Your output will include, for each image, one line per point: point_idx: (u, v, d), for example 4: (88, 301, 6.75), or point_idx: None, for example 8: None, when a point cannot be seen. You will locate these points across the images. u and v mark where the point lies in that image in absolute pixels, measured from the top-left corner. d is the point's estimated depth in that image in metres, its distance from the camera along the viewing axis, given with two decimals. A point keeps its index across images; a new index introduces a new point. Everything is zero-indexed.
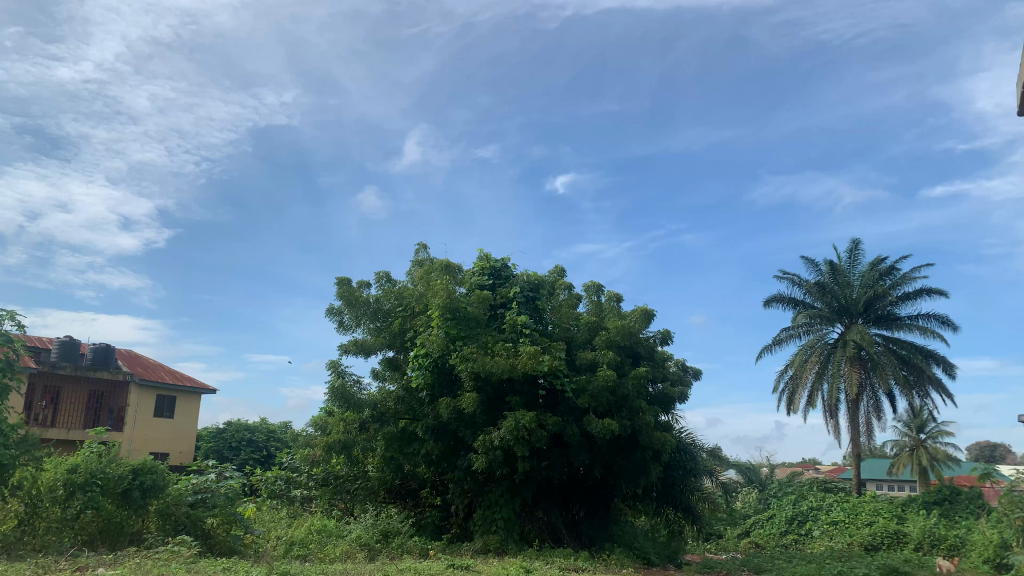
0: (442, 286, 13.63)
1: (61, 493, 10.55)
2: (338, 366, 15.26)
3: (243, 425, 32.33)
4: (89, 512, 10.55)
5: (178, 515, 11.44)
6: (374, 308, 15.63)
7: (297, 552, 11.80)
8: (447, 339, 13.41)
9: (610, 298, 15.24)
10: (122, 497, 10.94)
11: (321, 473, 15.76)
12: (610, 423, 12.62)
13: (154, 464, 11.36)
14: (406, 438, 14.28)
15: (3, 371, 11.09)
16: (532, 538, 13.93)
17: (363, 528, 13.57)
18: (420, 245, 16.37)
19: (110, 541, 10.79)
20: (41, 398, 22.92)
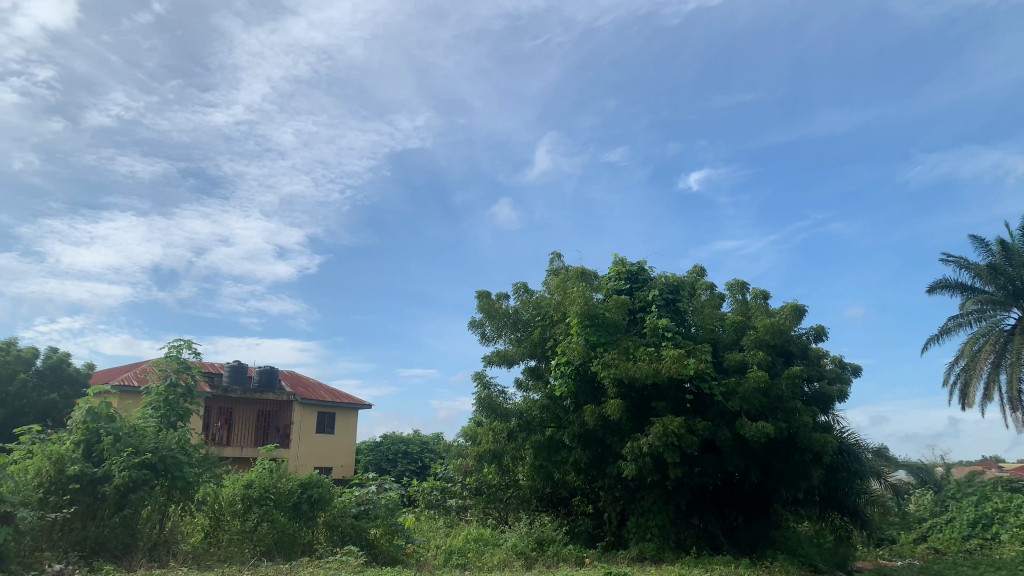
0: (579, 293, 13.67)
1: (240, 507, 11.40)
2: (482, 377, 15.62)
3: (399, 437, 33.68)
4: (264, 525, 11.33)
5: (344, 526, 12.08)
6: (514, 318, 15.93)
7: (456, 561, 12.11)
8: (588, 346, 13.42)
9: (756, 295, 14.72)
10: (293, 510, 11.71)
11: (474, 482, 16.16)
12: (764, 426, 12.17)
13: (319, 479, 12.13)
14: (553, 447, 14.34)
15: (185, 396, 12.16)
16: (689, 546, 13.64)
17: (518, 536, 13.74)
18: (555, 254, 16.50)
19: (285, 551, 11.39)
20: (217, 419, 24.87)
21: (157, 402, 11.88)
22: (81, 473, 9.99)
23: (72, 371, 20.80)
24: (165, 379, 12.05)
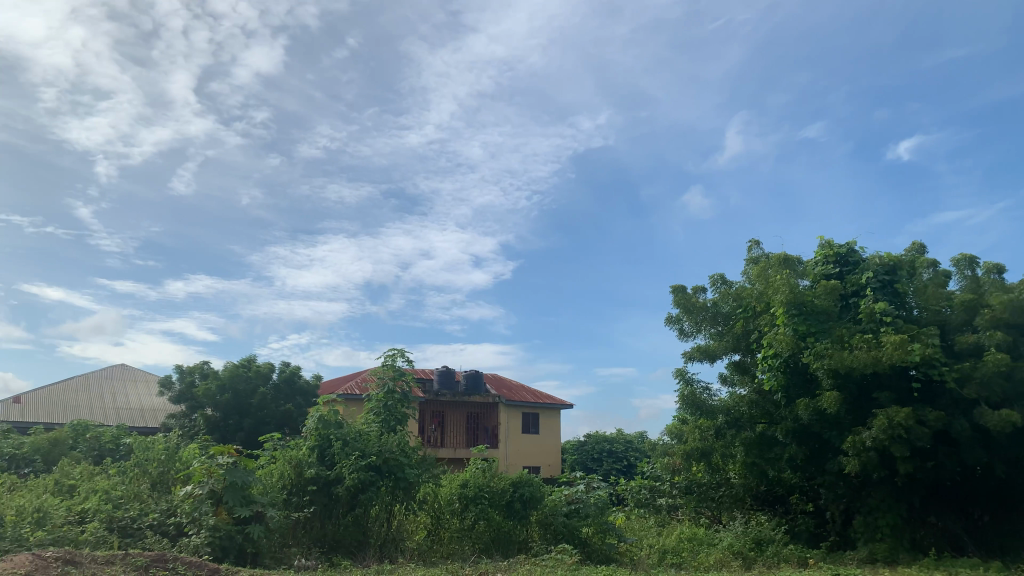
0: (784, 281, 13.03)
1: (457, 506, 11.93)
2: (684, 373, 15.35)
3: (603, 436, 33.80)
4: (481, 523, 11.82)
5: (556, 525, 12.31)
6: (713, 312, 15.52)
7: (671, 560, 11.94)
8: (796, 337, 12.76)
9: (989, 270, 13.23)
10: (507, 508, 12.14)
11: (683, 481, 15.86)
12: (1008, 414, 10.94)
13: (529, 478, 12.48)
14: (766, 443, 13.77)
15: (402, 402, 12.96)
16: (927, 547, 12.52)
17: (734, 536, 13.30)
18: (752, 241, 15.84)
19: (503, 548, 11.80)
20: (431, 422, 26.27)
21: (378, 408, 12.74)
22: (316, 475, 10.96)
23: (303, 382, 22.85)
24: (383, 387, 12.95)
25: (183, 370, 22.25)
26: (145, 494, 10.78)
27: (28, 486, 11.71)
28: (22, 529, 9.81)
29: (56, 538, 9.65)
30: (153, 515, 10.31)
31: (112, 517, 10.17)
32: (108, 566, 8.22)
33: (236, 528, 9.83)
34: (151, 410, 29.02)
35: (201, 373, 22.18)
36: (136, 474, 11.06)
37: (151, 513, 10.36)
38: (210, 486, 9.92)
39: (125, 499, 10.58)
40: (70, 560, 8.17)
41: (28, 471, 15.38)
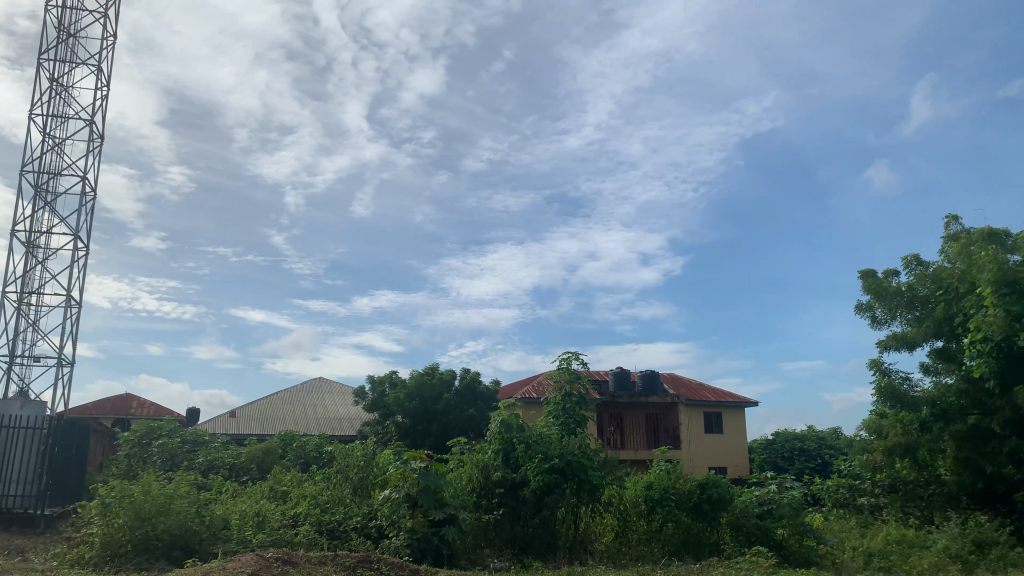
0: (989, 258, 11.92)
1: (644, 508, 11.84)
2: (880, 364, 14.40)
3: (793, 434, 32.30)
4: (670, 525, 11.64)
5: (748, 526, 11.90)
6: (909, 297, 14.45)
7: (878, 564, 11.17)
8: (1009, 319, 11.45)
9: None
10: (695, 511, 11.85)
11: (886, 479, 14.76)
12: None
13: (716, 479, 12.11)
14: (981, 437, 12.78)
15: (581, 404, 13.03)
16: None
17: (950, 537, 12.25)
18: (949, 216, 14.58)
19: (694, 550, 11.55)
20: (610, 424, 26.30)
21: (557, 410, 12.89)
22: (503, 478, 11.25)
23: (484, 388, 23.52)
24: (560, 390, 13.08)
25: (374, 380, 23.61)
26: (348, 499, 11.52)
27: (249, 493, 12.87)
28: (245, 532, 10.79)
29: (274, 540, 10.54)
30: (356, 518, 11.00)
31: (321, 520, 10.97)
32: (320, 566, 8.85)
33: (431, 530, 10.28)
34: (348, 419, 31.05)
35: (390, 383, 23.42)
36: (339, 479, 11.82)
37: (355, 516, 11.07)
38: (405, 490, 10.44)
39: (330, 503, 11.37)
40: (288, 560, 8.88)
41: (247, 478, 16.92)
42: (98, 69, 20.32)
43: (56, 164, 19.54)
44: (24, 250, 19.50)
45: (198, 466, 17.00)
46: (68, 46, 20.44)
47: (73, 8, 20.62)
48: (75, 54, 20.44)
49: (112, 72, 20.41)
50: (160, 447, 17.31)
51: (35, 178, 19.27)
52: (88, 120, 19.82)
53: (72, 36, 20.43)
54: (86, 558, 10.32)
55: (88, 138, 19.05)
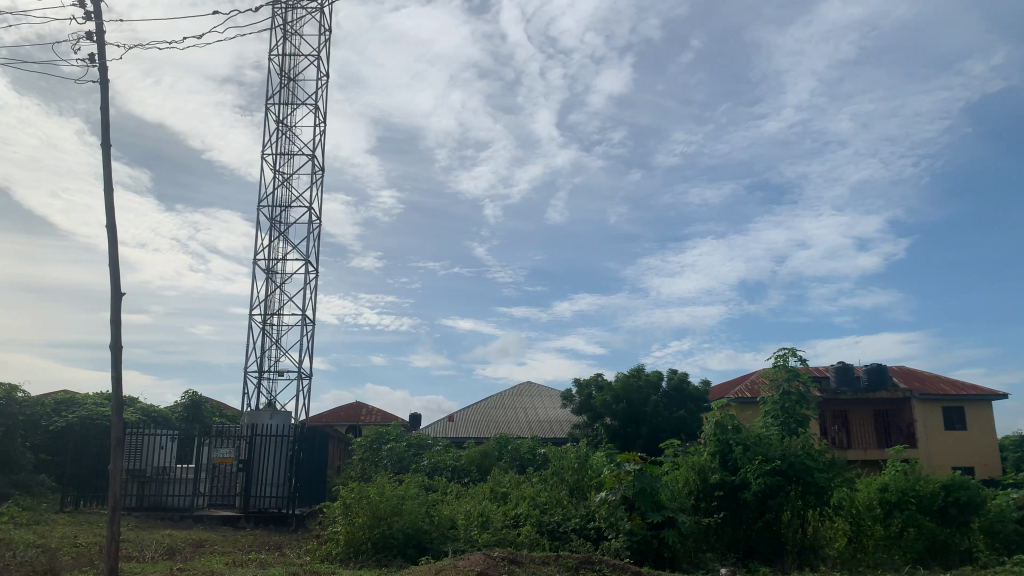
0: None
1: (880, 511, 11.03)
2: None
3: None
4: (911, 530, 10.74)
5: (1005, 532, 11.06)
6: None
7: None
8: None
9: None
10: (941, 515, 10.88)
11: None
12: None
13: (963, 481, 11.05)
14: None
15: (801, 404, 12.38)
16: None
17: None
18: None
19: (941, 559, 10.63)
20: (833, 423, 24.88)
21: (775, 410, 12.36)
22: (722, 480, 10.91)
23: (693, 388, 22.99)
24: (778, 388, 12.49)
25: (580, 384, 23.84)
26: (566, 500, 11.73)
27: (472, 493, 13.52)
28: (472, 532, 11.31)
29: (498, 539, 10.98)
30: (574, 519, 11.19)
31: (541, 521, 11.29)
32: (544, 566, 9.09)
33: (651, 532, 10.23)
34: (557, 421, 31.61)
35: (596, 385, 23.58)
36: (556, 481, 12.07)
37: (573, 518, 11.25)
38: (621, 493, 10.45)
39: (549, 505, 11.65)
40: (513, 560, 9.20)
41: (467, 479, 17.73)
42: (315, 107, 22.28)
43: (285, 198, 21.64)
44: (265, 276, 21.78)
45: (423, 468, 18.13)
46: (289, 89, 22.61)
47: (291, 54, 22.80)
48: (296, 95, 22.58)
49: (327, 107, 22.14)
50: (389, 451, 18.64)
51: (270, 211, 21.47)
52: (309, 155, 21.80)
53: (291, 80, 22.57)
54: (333, 554, 11.35)
55: (311, 171, 20.93)
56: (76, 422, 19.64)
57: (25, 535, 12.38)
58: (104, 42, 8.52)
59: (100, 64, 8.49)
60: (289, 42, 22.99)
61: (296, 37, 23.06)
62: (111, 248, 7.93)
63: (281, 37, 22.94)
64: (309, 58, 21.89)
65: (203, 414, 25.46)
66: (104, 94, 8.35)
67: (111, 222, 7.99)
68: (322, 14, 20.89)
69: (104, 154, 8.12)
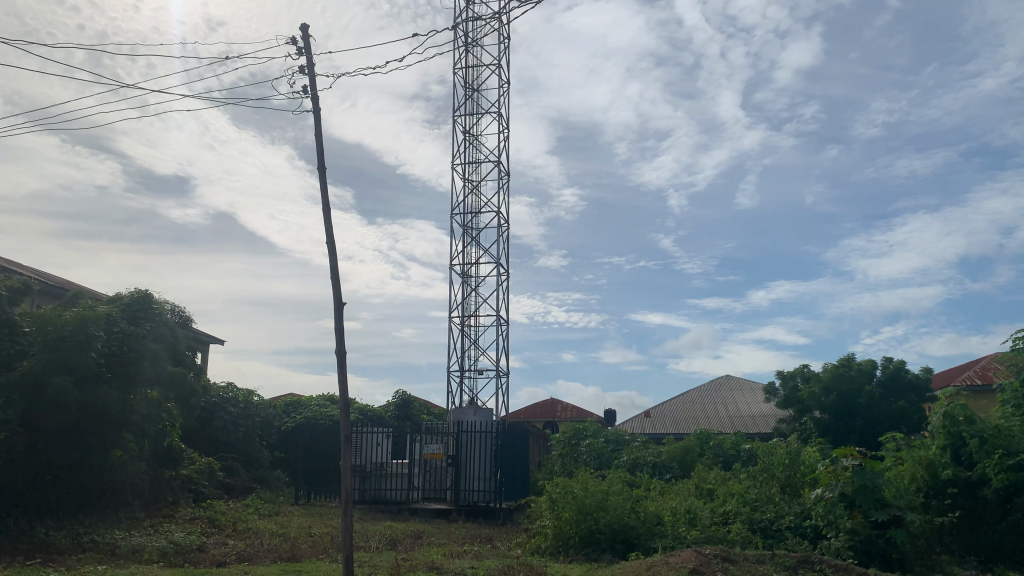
0: None
1: None
2: None
3: None
4: None
5: None
6: None
7: None
8: None
9: None
10: None
11: None
12: None
13: None
14: None
15: None
16: None
17: None
18: None
19: None
20: None
21: (1015, 399, 11.13)
22: (955, 477, 10.07)
23: (913, 377, 21.18)
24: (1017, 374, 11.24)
25: (784, 375, 22.72)
26: (778, 497, 11.26)
27: (676, 490, 13.35)
28: (680, 528, 11.16)
29: (708, 537, 10.75)
30: (788, 517, 10.73)
31: (752, 519, 10.92)
32: (760, 565, 8.77)
33: (876, 532, 9.56)
34: (761, 415, 30.39)
35: (802, 377, 22.37)
36: (766, 478, 11.59)
37: (787, 516, 10.80)
38: (839, 489, 9.85)
39: (759, 502, 11.25)
40: (727, 557, 8.98)
41: (669, 476, 17.45)
42: (499, 114, 22.99)
43: (475, 204, 22.52)
44: (461, 280, 22.77)
45: (623, 464, 18.11)
46: (474, 99, 23.48)
47: (473, 65, 23.67)
48: (480, 105, 23.39)
49: (509, 113, 22.77)
50: (588, 447, 18.82)
51: (462, 218, 22.39)
52: (496, 161, 22.49)
53: (475, 91, 23.42)
54: (543, 547, 11.67)
55: (498, 176, 21.58)
56: (303, 423, 21.54)
57: (269, 525, 13.76)
58: (315, 74, 9.33)
59: (313, 95, 9.31)
60: (471, 53, 23.85)
61: (476, 48, 23.87)
62: (332, 263, 8.65)
63: (462, 49, 23.84)
64: (490, 67, 22.63)
65: (412, 412, 27.04)
66: (319, 123, 9.12)
67: (331, 240, 8.72)
68: (502, 23, 21.47)
69: (322, 177, 8.88)
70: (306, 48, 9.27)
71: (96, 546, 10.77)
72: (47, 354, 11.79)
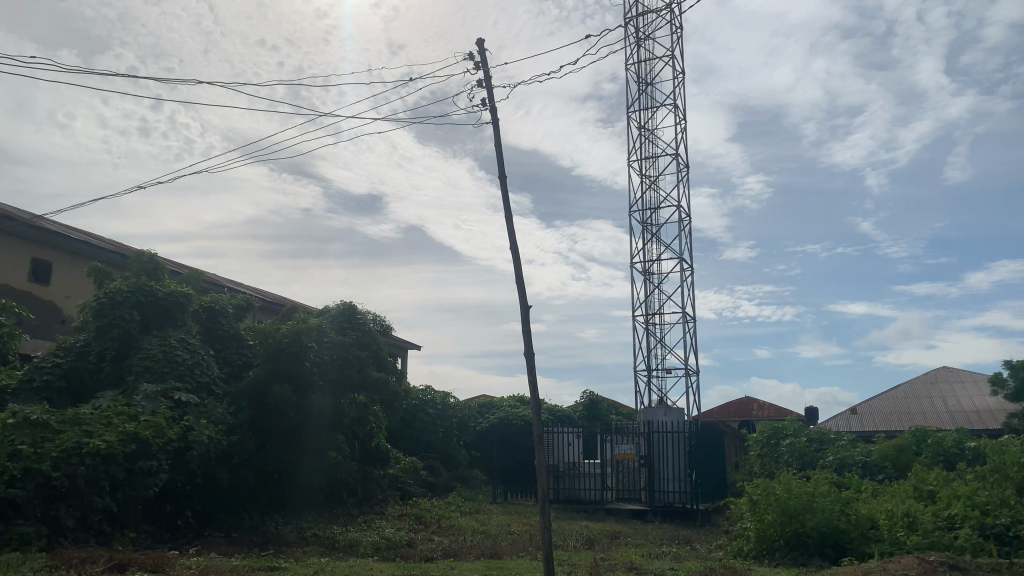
0: None
1: None
2: None
3: None
4: None
5: None
6: None
7: None
8: None
9: None
10: None
11: None
12: None
13: None
14: None
15: None
16: None
17: None
18: None
19: None
20: None
21: None
22: None
23: None
24: None
25: (1014, 365, 20.45)
26: (1014, 501, 10.09)
27: (892, 491, 12.36)
28: (898, 533, 10.32)
29: (931, 543, 9.87)
30: None
31: (984, 524, 9.86)
32: None
33: None
34: (987, 410, 27.52)
35: None
36: (998, 479, 10.44)
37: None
38: None
39: (991, 505, 10.12)
40: (955, 565, 8.19)
41: (882, 477, 16.22)
42: (676, 106, 22.49)
43: (654, 200, 22.20)
44: (643, 277, 22.51)
45: (829, 464, 17.06)
46: (648, 94, 23.15)
47: (647, 60, 23.35)
48: (654, 99, 23.03)
49: (685, 103, 22.25)
50: (789, 446, 17.92)
51: (641, 215, 22.15)
52: (674, 154, 22.06)
53: (649, 84, 23.09)
54: (746, 550, 11.27)
55: (677, 170, 21.17)
56: (498, 423, 22.19)
57: (470, 522, 14.32)
58: (492, 85, 9.61)
59: (491, 106, 9.59)
60: (643, 47, 23.55)
61: (648, 41, 23.53)
62: (517, 268, 8.85)
63: (634, 44, 23.60)
64: (664, 59, 22.20)
65: (602, 412, 27.07)
66: (498, 133, 9.37)
67: (514, 247, 8.92)
68: (674, 13, 21.01)
69: (503, 185, 9.11)
70: (482, 61, 9.57)
71: (319, 539, 11.73)
72: (269, 365, 12.97)
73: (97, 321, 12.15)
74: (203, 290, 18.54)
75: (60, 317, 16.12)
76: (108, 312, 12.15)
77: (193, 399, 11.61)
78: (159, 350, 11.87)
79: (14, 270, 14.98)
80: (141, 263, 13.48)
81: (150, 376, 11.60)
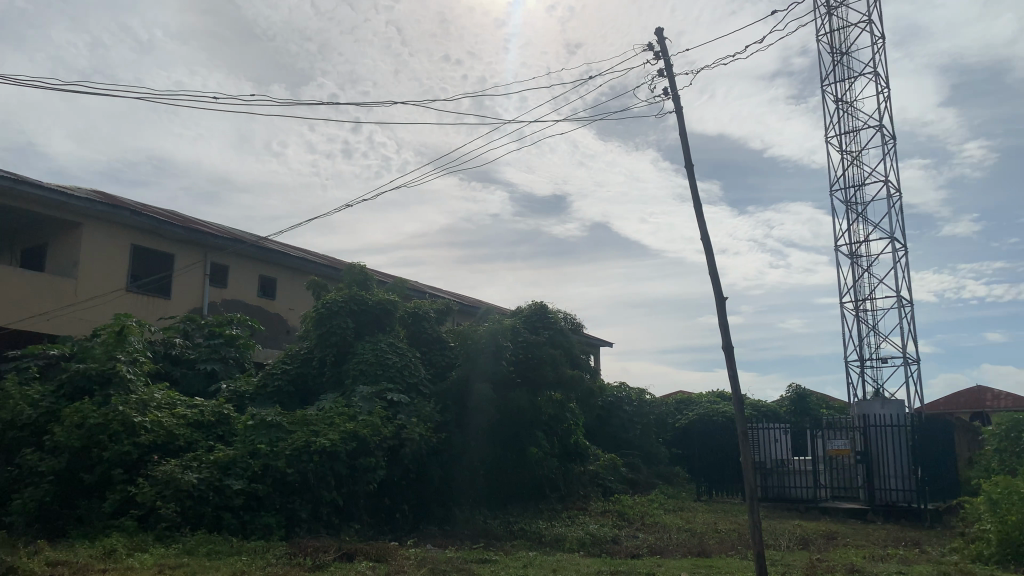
0: None
1: None
2: None
3: None
4: None
5: None
6: None
7: None
8: None
9: None
10: None
11: None
12: None
13: None
14: None
15: None
16: None
17: None
18: None
19: None
20: None
21: None
22: None
23: None
24: None
25: None
26: None
27: None
28: None
29: None
30: None
31: None
32: None
33: None
34: None
35: None
36: None
37: None
38: None
39: None
40: None
41: None
42: (877, 74, 20.88)
43: (858, 177, 20.72)
44: (850, 261, 21.06)
45: None
46: (844, 64, 21.65)
47: (840, 28, 21.86)
48: (852, 69, 21.51)
49: (887, 70, 20.57)
50: None
51: (844, 195, 20.75)
52: (877, 126, 20.47)
53: (844, 54, 21.57)
54: (987, 554, 10.11)
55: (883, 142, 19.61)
56: (698, 419, 21.65)
57: (675, 520, 14.07)
58: (674, 73, 9.39)
59: (674, 94, 9.36)
60: (835, 16, 22.06)
61: (841, 9, 22.01)
62: (709, 258, 8.57)
63: (825, 13, 22.16)
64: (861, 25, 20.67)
65: (810, 406, 25.62)
66: (682, 121, 9.12)
67: (705, 238, 8.64)
68: None
69: (690, 174, 8.87)
70: (662, 50, 9.37)
71: (526, 533, 12.02)
72: (470, 365, 13.50)
73: (318, 329, 13.25)
74: (406, 297, 19.66)
75: (287, 327, 17.75)
76: (327, 321, 13.21)
77: (404, 399, 12.32)
78: (372, 354, 12.73)
79: (246, 287, 16.72)
80: (353, 275, 14.52)
81: (365, 378, 12.47)
